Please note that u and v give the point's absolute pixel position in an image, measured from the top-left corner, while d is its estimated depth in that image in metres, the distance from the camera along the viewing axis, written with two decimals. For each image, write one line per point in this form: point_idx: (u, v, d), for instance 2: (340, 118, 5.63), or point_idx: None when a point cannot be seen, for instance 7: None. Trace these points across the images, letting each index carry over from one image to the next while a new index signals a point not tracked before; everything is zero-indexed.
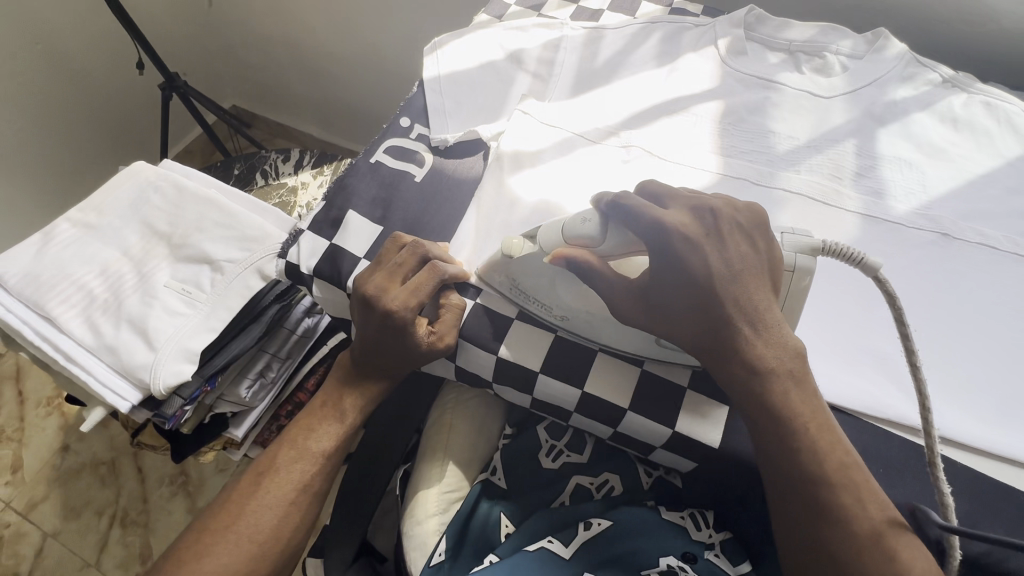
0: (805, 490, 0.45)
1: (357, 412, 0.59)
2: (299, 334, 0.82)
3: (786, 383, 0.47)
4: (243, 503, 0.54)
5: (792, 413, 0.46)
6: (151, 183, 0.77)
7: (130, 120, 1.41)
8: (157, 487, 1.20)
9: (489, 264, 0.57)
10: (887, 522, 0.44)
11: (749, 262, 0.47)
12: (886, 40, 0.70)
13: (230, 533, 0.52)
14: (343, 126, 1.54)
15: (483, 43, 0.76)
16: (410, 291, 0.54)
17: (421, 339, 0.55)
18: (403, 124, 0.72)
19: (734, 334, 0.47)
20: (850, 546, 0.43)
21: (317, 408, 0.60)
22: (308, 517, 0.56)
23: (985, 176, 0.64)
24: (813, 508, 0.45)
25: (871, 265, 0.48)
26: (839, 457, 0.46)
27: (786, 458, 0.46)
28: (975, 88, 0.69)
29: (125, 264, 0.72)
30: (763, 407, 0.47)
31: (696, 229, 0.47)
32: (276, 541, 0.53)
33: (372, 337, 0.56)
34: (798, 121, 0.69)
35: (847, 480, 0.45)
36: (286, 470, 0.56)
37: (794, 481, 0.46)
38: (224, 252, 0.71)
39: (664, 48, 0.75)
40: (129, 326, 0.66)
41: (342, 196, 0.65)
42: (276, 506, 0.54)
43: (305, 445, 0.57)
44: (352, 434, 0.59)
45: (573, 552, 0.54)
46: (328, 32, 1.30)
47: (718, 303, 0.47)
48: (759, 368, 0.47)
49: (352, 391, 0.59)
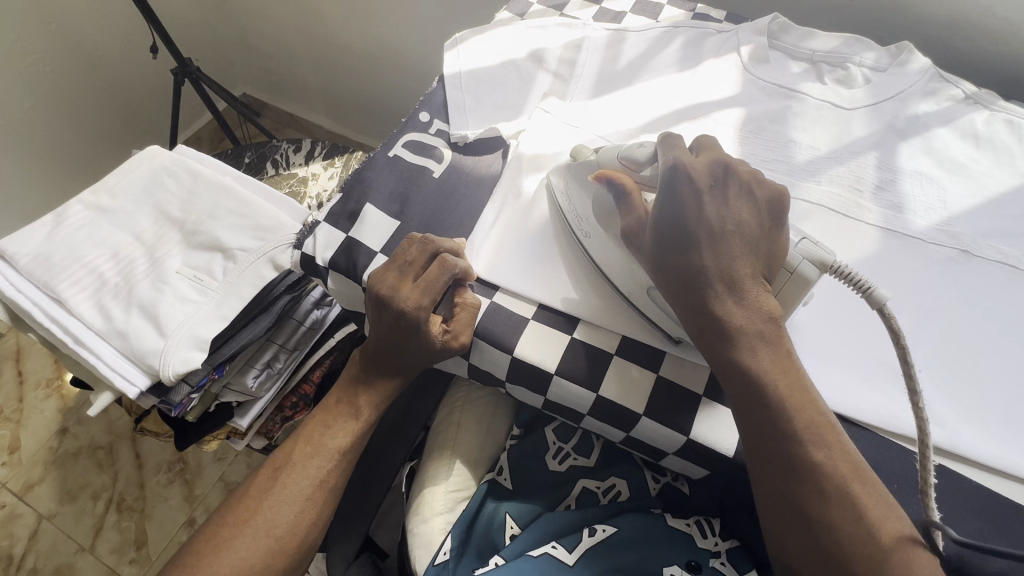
0: (772, 445, 0.45)
1: (372, 410, 0.58)
2: (307, 326, 0.80)
3: (755, 344, 0.46)
4: (260, 498, 0.54)
5: (760, 369, 0.46)
6: (166, 168, 0.76)
7: (141, 104, 1.40)
8: (154, 474, 1.20)
9: (560, 173, 0.62)
10: (858, 483, 0.43)
11: (745, 227, 0.48)
12: (910, 54, 0.70)
13: (247, 528, 0.52)
14: (356, 119, 1.53)
15: (505, 41, 0.75)
16: (420, 290, 0.54)
17: (437, 336, 0.54)
18: (422, 119, 0.71)
19: (705, 288, 0.47)
20: (826, 504, 0.42)
21: (332, 406, 0.59)
22: (326, 513, 0.55)
23: (1005, 195, 0.64)
24: (781, 466, 0.44)
25: (878, 296, 0.48)
26: (812, 415, 0.45)
27: (756, 414, 0.46)
28: (997, 106, 0.69)
29: (136, 249, 0.71)
30: (732, 361, 0.47)
31: (704, 176, 0.50)
32: (293, 537, 0.53)
33: (388, 335, 0.55)
34: (819, 131, 0.68)
35: (817, 436, 0.44)
36: (302, 466, 0.55)
37: (763, 439, 0.45)
38: (237, 240, 0.70)
39: (686, 53, 0.74)
40: (139, 311, 0.66)
41: (359, 189, 0.64)
42: (292, 503, 0.54)
43: (319, 443, 0.57)
44: (367, 431, 0.59)
45: (576, 558, 0.53)
46: (343, 24, 1.29)
47: (698, 252, 0.48)
48: (728, 325, 0.47)
49: (366, 389, 0.58)
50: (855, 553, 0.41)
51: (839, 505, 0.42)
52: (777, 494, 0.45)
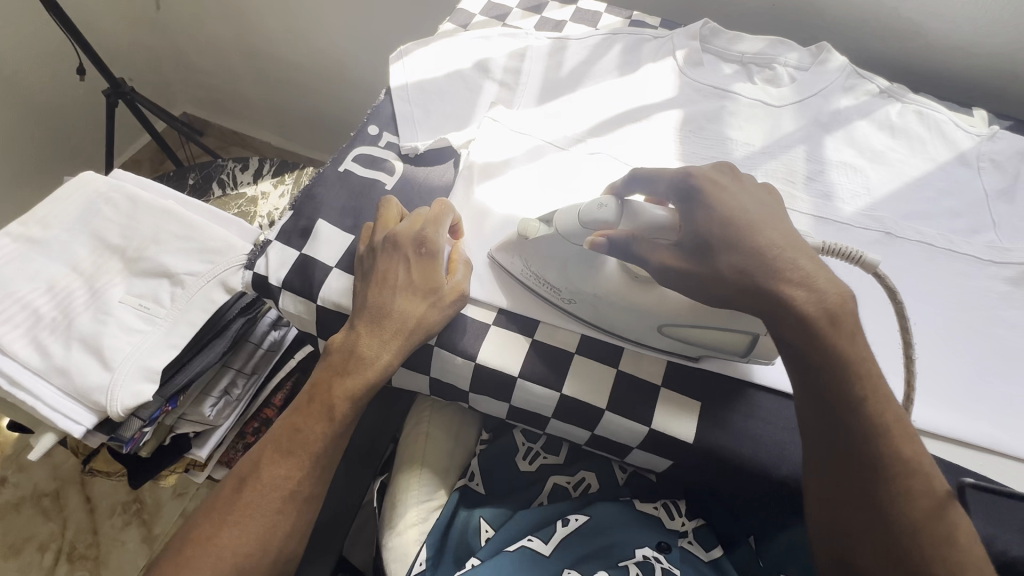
0: (873, 445, 0.43)
1: (348, 410, 0.53)
2: (265, 348, 0.79)
3: (851, 328, 0.44)
4: (224, 513, 0.51)
5: (859, 361, 0.43)
6: (101, 194, 0.72)
7: (72, 128, 1.33)
8: (108, 517, 1.13)
9: (504, 249, 0.59)
10: (935, 480, 0.43)
11: (775, 209, 0.48)
12: (829, 53, 0.74)
13: (212, 547, 0.49)
14: (304, 134, 1.51)
15: (450, 52, 0.76)
16: (431, 226, 0.57)
17: (444, 284, 0.56)
18: (371, 132, 0.71)
19: (798, 270, 0.43)
20: (909, 501, 0.42)
21: (304, 405, 0.54)
22: (300, 523, 0.53)
23: (920, 179, 0.70)
24: (871, 463, 0.43)
25: (871, 261, 0.49)
26: (898, 411, 0.44)
27: (854, 407, 0.43)
28: (908, 98, 0.75)
29: (74, 280, 0.67)
30: (837, 351, 0.43)
31: (720, 173, 0.48)
32: (264, 551, 0.50)
33: (395, 280, 0.55)
34: (752, 128, 0.72)
35: (906, 433, 0.43)
36: (269, 477, 0.52)
37: (862, 442, 0.43)
38: (184, 265, 0.68)
39: (625, 59, 0.77)
40: (81, 345, 0.62)
41: (311, 206, 0.64)
42: (261, 516, 0.51)
43: (291, 447, 0.53)
44: (343, 433, 0.54)
45: (553, 548, 0.54)
46: (285, 39, 1.27)
47: (771, 238, 0.45)
48: (832, 310, 0.43)
49: (344, 385, 0.53)
50: (930, 547, 0.41)
51: (923, 505, 0.42)
52: (845, 489, 0.44)
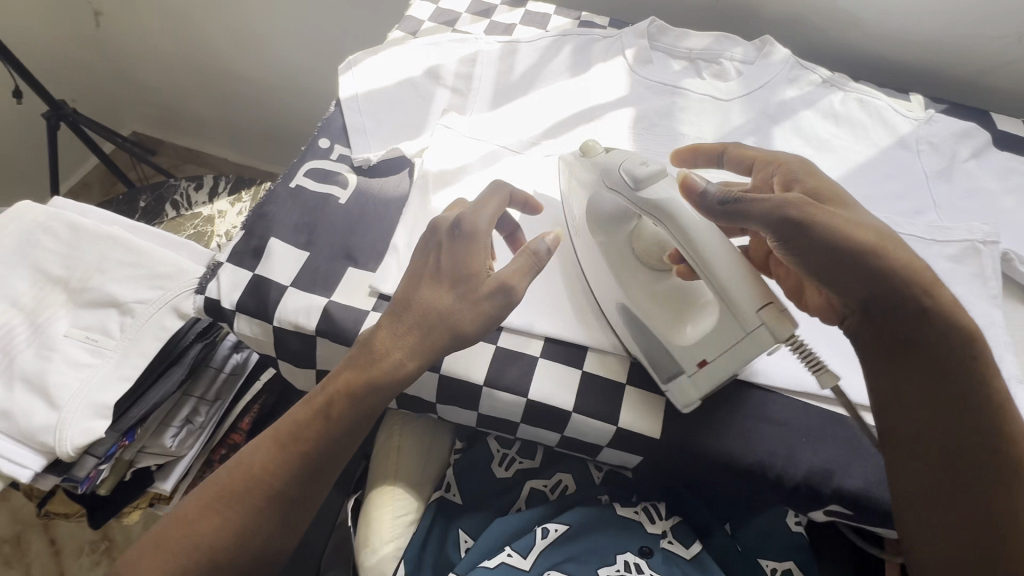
0: (982, 423, 0.44)
1: (350, 415, 0.50)
2: (227, 372, 0.77)
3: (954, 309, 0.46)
4: (209, 501, 0.50)
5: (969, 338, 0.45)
6: (39, 224, 0.69)
7: (11, 155, 1.27)
8: (75, 560, 1.07)
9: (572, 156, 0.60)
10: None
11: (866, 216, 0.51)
12: (772, 47, 0.76)
13: (191, 532, 0.49)
14: (261, 149, 1.47)
15: (399, 60, 0.76)
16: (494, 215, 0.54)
17: (482, 277, 0.52)
18: (322, 145, 0.70)
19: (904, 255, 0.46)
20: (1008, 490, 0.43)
21: (314, 400, 0.51)
22: (287, 522, 0.51)
23: (864, 164, 0.72)
24: (975, 442, 0.44)
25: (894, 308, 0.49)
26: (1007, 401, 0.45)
27: (968, 387, 0.45)
28: (849, 86, 0.77)
29: (13, 316, 0.64)
30: (947, 327, 0.45)
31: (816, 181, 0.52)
32: (243, 546, 0.49)
33: (428, 271, 0.53)
34: (703, 123, 0.74)
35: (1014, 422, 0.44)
36: (258, 470, 0.50)
37: (973, 421, 0.44)
38: (132, 293, 0.65)
39: (575, 60, 0.78)
40: (25, 385, 0.60)
41: (262, 225, 0.62)
42: (245, 509, 0.49)
43: (287, 441, 0.50)
44: (343, 440, 0.50)
45: (532, 562, 0.53)
46: (234, 52, 1.24)
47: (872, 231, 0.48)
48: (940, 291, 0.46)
49: (354, 387, 0.50)
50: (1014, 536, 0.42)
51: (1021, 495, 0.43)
52: (947, 471, 0.45)
